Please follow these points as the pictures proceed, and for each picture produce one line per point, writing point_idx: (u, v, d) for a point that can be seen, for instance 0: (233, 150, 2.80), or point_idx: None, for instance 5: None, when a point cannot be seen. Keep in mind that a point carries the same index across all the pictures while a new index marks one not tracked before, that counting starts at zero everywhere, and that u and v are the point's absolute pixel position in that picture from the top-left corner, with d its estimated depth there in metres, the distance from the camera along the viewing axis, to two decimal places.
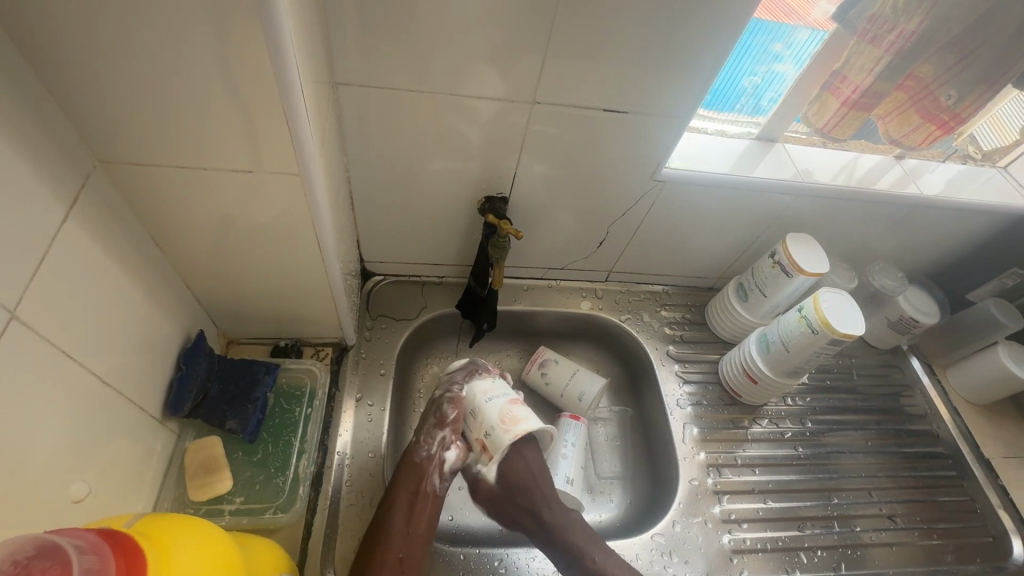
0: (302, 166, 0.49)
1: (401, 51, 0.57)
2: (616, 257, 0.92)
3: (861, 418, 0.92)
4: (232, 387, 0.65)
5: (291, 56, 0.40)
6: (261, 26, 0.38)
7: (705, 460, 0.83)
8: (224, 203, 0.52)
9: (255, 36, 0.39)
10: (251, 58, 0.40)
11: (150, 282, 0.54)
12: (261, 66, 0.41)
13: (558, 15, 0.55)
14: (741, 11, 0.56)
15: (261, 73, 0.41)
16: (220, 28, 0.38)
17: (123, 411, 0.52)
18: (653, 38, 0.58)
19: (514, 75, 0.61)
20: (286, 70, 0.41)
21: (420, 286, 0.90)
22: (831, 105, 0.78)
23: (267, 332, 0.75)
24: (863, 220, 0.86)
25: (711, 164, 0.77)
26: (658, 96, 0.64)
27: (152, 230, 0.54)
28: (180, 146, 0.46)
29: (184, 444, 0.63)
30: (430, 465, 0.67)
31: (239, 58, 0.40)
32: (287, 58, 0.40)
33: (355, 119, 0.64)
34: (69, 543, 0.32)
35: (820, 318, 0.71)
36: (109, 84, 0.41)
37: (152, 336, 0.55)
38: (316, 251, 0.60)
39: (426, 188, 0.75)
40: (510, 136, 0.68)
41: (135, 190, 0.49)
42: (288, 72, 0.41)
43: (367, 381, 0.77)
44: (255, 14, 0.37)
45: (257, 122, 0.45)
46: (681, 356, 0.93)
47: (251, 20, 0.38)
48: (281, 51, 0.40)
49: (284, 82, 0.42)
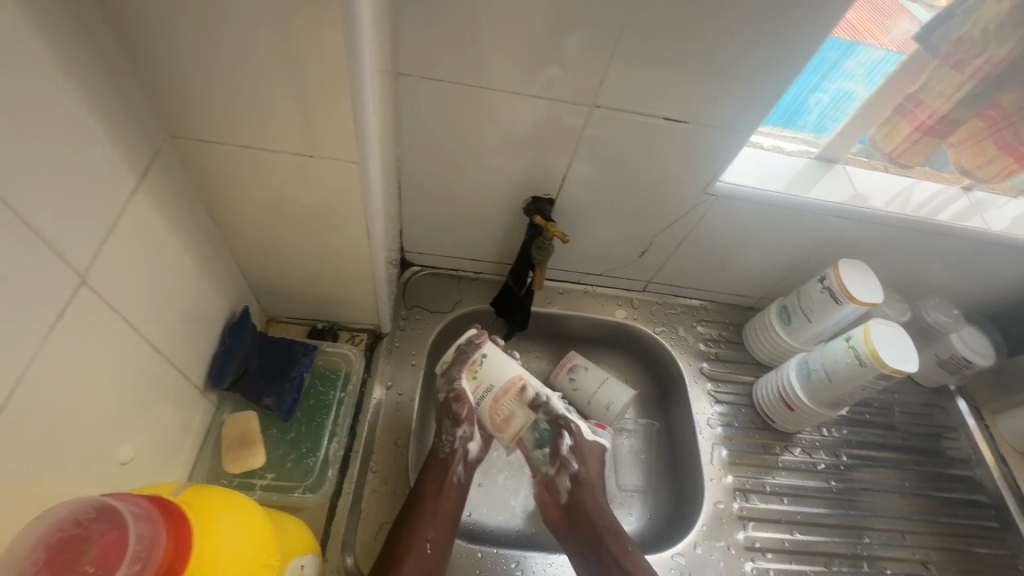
0: (361, 155, 0.50)
1: (467, 45, 0.57)
2: (657, 268, 0.90)
3: (899, 457, 0.89)
4: (271, 364, 0.66)
5: (365, 43, 0.40)
6: (339, 12, 0.38)
7: (732, 484, 0.81)
8: (282, 184, 0.53)
9: (332, 23, 0.39)
10: (325, 42, 0.40)
11: (205, 257, 0.56)
12: (333, 51, 0.41)
13: (631, 18, 0.54)
14: (821, 24, 0.54)
15: (334, 59, 0.41)
16: (300, 12, 0.38)
17: (168, 380, 0.53)
18: (726, 47, 0.56)
19: (578, 77, 0.60)
20: (357, 58, 0.41)
21: (456, 280, 0.90)
22: (902, 129, 0.75)
23: (306, 313, 0.76)
24: (921, 251, 0.82)
25: (767, 181, 0.75)
26: (722, 108, 0.63)
27: (212, 205, 0.55)
28: (249, 124, 0.47)
29: (221, 417, 0.64)
30: (451, 451, 0.69)
31: (315, 43, 0.40)
32: (360, 46, 0.40)
33: (411, 109, 0.64)
34: (126, 509, 0.33)
35: (869, 350, 0.68)
36: (189, 61, 0.41)
37: (202, 309, 0.57)
38: (363, 238, 0.61)
39: (474, 183, 0.75)
40: (564, 138, 0.67)
41: (201, 165, 0.50)
42: (360, 59, 0.41)
43: (398, 369, 0.78)
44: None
45: (324, 107, 0.45)
46: (714, 374, 0.91)
47: (331, 10, 0.38)
48: (355, 37, 0.39)
49: (354, 69, 0.42)
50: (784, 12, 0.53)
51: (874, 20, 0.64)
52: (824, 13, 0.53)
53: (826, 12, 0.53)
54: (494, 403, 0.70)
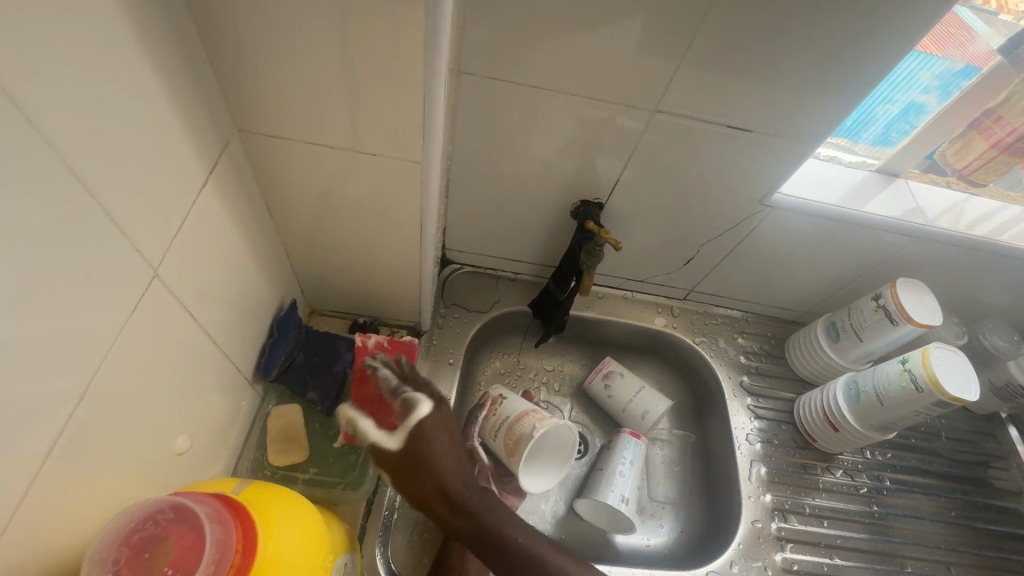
0: (424, 156, 0.49)
1: (532, 45, 0.56)
2: (701, 277, 0.88)
3: (946, 485, 0.85)
4: (317, 356, 0.65)
5: (444, 43, 0.39)
6: (421, 11, 0.37)
7: (770, 503, 0.78)
8: (342, 180, 0.53)
9: (412, 21, 0.38)
10: (403, 40, 0.39)
11: (260, 250, 0.56)
12: (410, 50, 0.40)
13: (705, 22, 0.52)
14: (907, 35, 0.51)
15: (409, 58, 0.40)
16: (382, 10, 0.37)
17: (223, 371, 0.53)
18: (803, 54, 0.54)
19: (643, 81, 0.58)
20: (433, 58, 0.40)
21: (495, 280, 0.89)
22: (976, 146, 0.71)
23: (348, 307, 0.76)
24: (984, 272, 0.78)
25: (825, 194, 0.73)
26: (789, 118, 0.60)
27: (271, 199, 0.55)
28: (316, 122, 0.46)
29: (265, 407, 0.64)
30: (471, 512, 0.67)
31: (392, 42, 0.39)
32: (438, 46, 0.39)
33: (467, 107, 0.63)
34: (199, 509, 0.35)
35: (928, 375, 0.66)
36: (265, 57, 0.41)
37: (255, 302, 0.57)
38: (415, 237, 0.60)
39: (522, 184, 0.74)
40: (620, 142, 0.66)
41: (265, 160, 0.50)
42: (436, 58, 0.40)
43: (435, 367, 0.80)
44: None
45: (393, 106, 0.44)
46: (754, 389, 0.88)
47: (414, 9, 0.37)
48: (435, 36, 0.39)
49: (428, 69, 0.41)
50: (868, 22, 0.50)
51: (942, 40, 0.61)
52: (912, 23, 0.50)
53: (915, 22, 0.50)
54: (508, 428, 0.72)
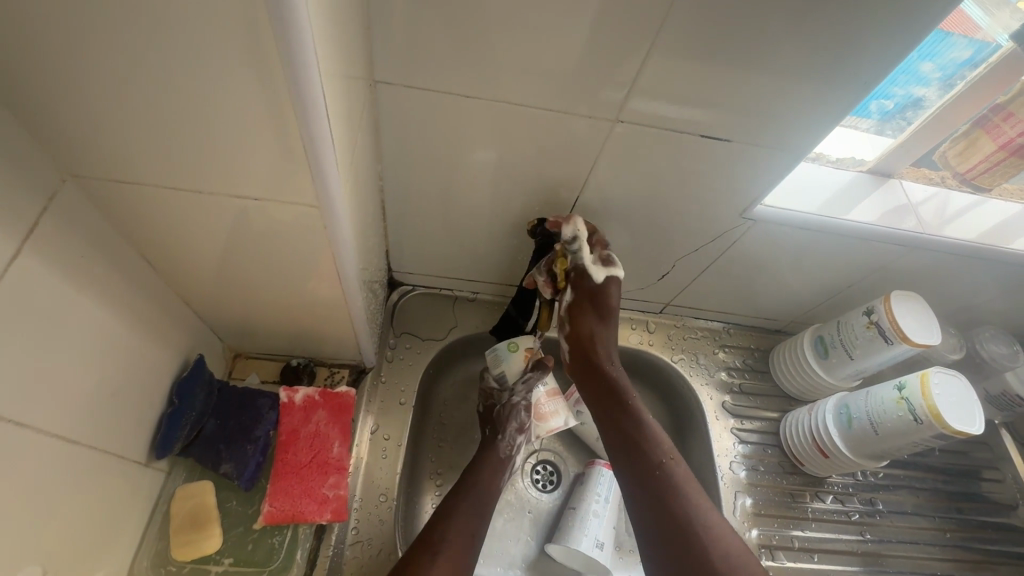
0: (322, 193, 0.40)
1: (454, 45, 0.47)
2: (678, 290, 0.80)
3: (940, 504, 0.80)
4: (232, 423, 0.57)
5: (312, 51, 0.31)
6: (269, 10, 0.28)
7: (757, 539, 0.73)
8: (231, 221, 0.44)
9: (262, 23, 0.29)
10: (256, 48, 0.30)
11: (140, 308, 0.47)
12: (268, 61, 0.31)
13: (652, 10, 0.44)
14: (878, 24, 0.44)
15: (270, 71, 0.31)
16: (220, 10, 0.29)
17: (100, 453, 0.44)
18: (768, 44, 0.46)
19: (588, 82, 0.50)
20: (299, 71, 0.31)
21: (451, 301, 0.80)
22: (982, 147, 0.64)
23: (278, 350, 0.67)
24: (983, 278, 0.72)
25: (811, 203, 0.65)
26: (759, 121, 0.53)
27: (147, 247, 0.46)
28: (178, 156, 0.37)
29: (171, 487, 0.56)
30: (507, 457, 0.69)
31: (243, 50, 0.30)
32: (302, 55, 0.30)
33: (391, 122, 0.54)
34: None
35: (929, 407, 0.60)
36: (86, 79, 0.32)
37: (140, 369, 0.48)
38: (334, 278, 0.51)
39: (468, 202, 0.65)
40: (571, 155, 0.57)
41: (124, 204, 0.41)
42: (303, 71, 0.31)
43: (385, 409, 0.70)
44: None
45: (267, 132, 0.35)
46: (738, 410, 0.81)
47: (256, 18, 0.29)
48: (294, 43, 0.30)
49: (296, 85, 0.32)
50: (835, 10, 0.44)
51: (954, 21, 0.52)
52: (885, 5, 0.43)
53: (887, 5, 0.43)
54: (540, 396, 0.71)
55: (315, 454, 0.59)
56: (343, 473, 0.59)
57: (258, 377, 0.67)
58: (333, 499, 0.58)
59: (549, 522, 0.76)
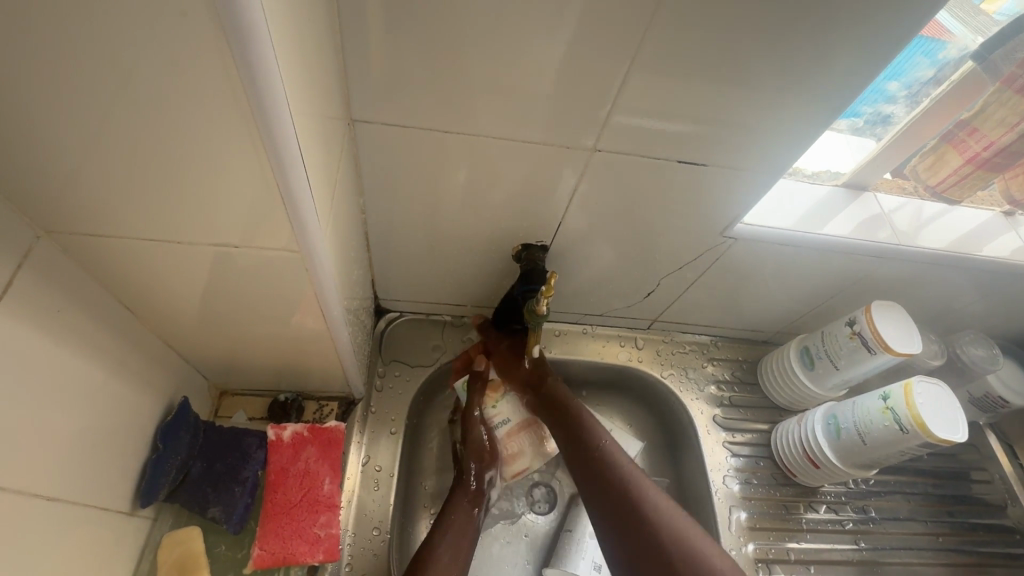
0: (300, 234, 0.40)
1: (431, 75, 0.48)
2: (665, 306, 0.80)
3: (930, 508, 0.81)
4: (218, 464, 0.56)
5: (280, 94, 0.31)
6: (234, 58, 0.28)
7: (754, 554, 0.73)
8: (210, 264, 0.43)
9: (228, 74, 0.29)
10: (225, 95, 0.30)
11: (120, 355, 0.46)
12: (235, 107, 0.31)
13: (619, 42, 0.45)
14: (835, 49, 0.46)
15: (238, 117, 0.31)
16: (188, 60, 0.28)
17: (77, 504, 0.43)
18: (737, 63, 0.47)
19: (564, 105, 0.50)
20: (267, 112, 0.31)
21: (439, 327, 0.80)
22: (950, 160, 0.66)
23: (265, 385, 0.66)
24: (959, 284, 0.73)
25: (789, 218, 0.66)
26: (729, 142, 0.54)
27: (124, 292, 0.45)
28: (152, 205, 0.37)
29: (156, 536, 0.54)
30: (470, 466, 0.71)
31: (211, 97, 0.30)
32: (271, 98, 0.30)
33: (370, 157, 0.55)
34: None
35: (913, 416, 0.61)
36: (54, 135, 0.32)
37: (121, 414, 0.47)
38: (318, 314, 0.51)
39: (452, 230, 0.65)
40: (549, 181, 0.59)
41: (100, 255, 0.41)
42: (273, 112, 0.31)
43: (375, 440, 0.70)
44: (225, 43, 0.28)
45: (240, 175, 0.35)
46: (729, 423, 0.82)
47: (226, 76, 0.29)
48: (262, 86, 0.30)
49: (265, 127, 0.32)
50: (792, 39, 0.46)
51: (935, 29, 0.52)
52: (839, 33, 0.45)
53: (841, 33, 0.45)
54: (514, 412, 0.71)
55: (306, 492, 0.58)
56: (334, 511, 0.58)
57: (245, 415, 0.66)
58: (326, 538, 0.57)
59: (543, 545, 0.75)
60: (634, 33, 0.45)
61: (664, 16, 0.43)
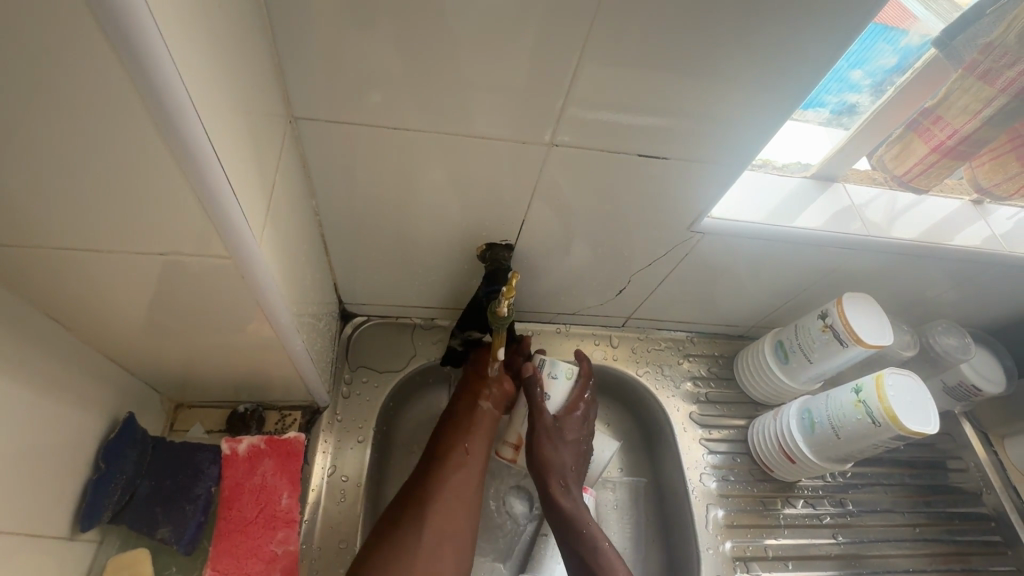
0: (232, 242, 0.38)
1: (375, 70, 0.45)
2: (637, 304, 0.79)
3: (908, 499, 0.81)
4: (168, 482, 0.54)
5: (180, 88, 0.28)
6: (122, 55, 0.26)
7: (731, 552, 0.72)
8: (144, 277, 0.41)
9: (118, 73, 0.26)
10: (121, 97, 0.27)
11: (48, 375, 0.44)
12: (133, 110, 0.28)
13: (568, 33, 0.44)
14: (789, 38, 0.45)
15: (138, 119, 0.29)
16: (72, 61, 0.26)
17: (3, 536, 0.40)
18: (692, 53, 0.46)
19: (517, 100, 0.49)
20: (168, 109, 0.28)
21: (408, 330, 0.78)
22: (916, 149, 0.65)
23: (222, 398, 0.64)
24: (930, 274, 0.73)
25: (757, 212, 0.65)
26: (688, 136, 0.53)
27: (51, 308, 0.42)
28: (65, 216, 0.34)
29: (102, 559, 0.52)
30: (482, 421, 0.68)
31: (106, 101, 0.28)
32: (171, 95, 0.28)
33: (319, 157, 0.53)
34: None
35: (885, 409, 0.60)
36: None
37: (52, 438, 0.44)
38: (266, 323, 0.49)
39: (413, 232, 0.63)
40: (508, 179, 0.57)
41: (16, 269, 0.38)
42: (175, 111, 0.28)
43: (342, 448, 0.68)
44: (111, 39, 0.25)
45: (155, 182, 0.33)
46: (706, 420, 0.81)
47: (115, 74, 0.26)
48: (157, 80, 0.27)
49: (169, 127, 0.29)
50: (745, 27, 0.44)
51: (894, 18, 0.51)
52: (793, 22, 0.44)
53: (795, 22, 0.44)
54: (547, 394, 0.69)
55: (262, 509, 0.56)
56: (292, 527, 0.56)
57: (202, 428, 0.63)
58: (282, 556, 0.55)
59: (489, 531, 0.73)
60: (581, 24, 0.43)
61: (612, 4, 0.42)
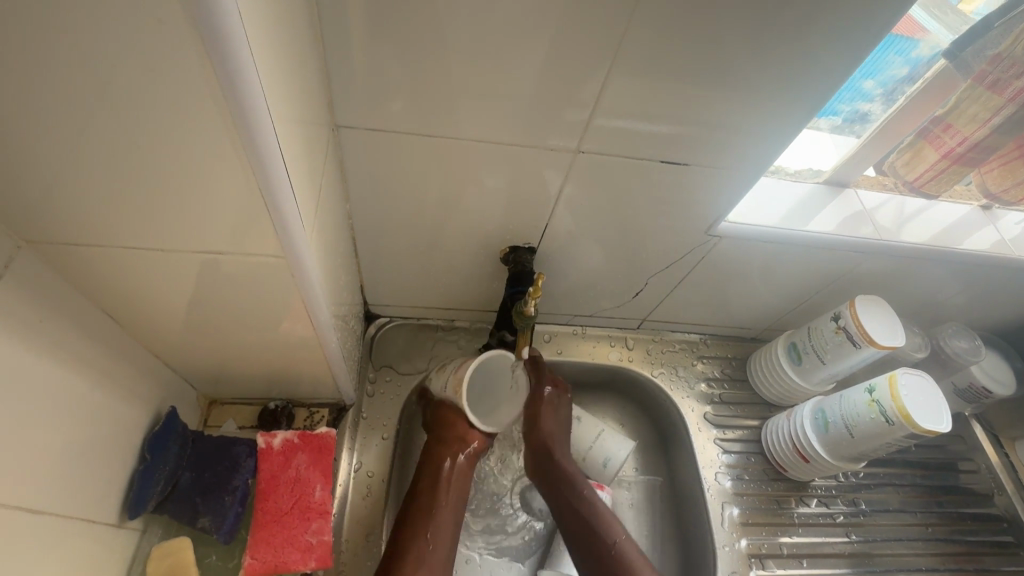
0: (284, 240, 0.40)
1: (414, 79, 0.48)
2: (653, 306, 0.81)
3: (920, 499, 0.82)
4: (208, 474, 0.56)
5: (263, 110, 0.31)
6: (211, 66, 0.28)
7: (746, 549, 0.74)
8: (198, 273, 0.43)
9: (204, 82, 0.29)
10: (201, 103, 0.30)
11: (102, 367, 0.46)
12: (213, 115, 0.31)
13: (598, 44, 0.46)
14: (809, 49, 0.47)
15: (214, 122, 0.31)
16: (164, 68, 0.28)
17: (61, 518, 0.42)
18: (715, 63, 0.48)
19: (547, 106, 0.51)
20: (243, 114, 0.31)
21: (429, 331, 0.80)
22: (927, 157, 0.67)
23: (254, 394, 0.66)
24: (941, 277, 0.74)
25: (771, 216, 0.67)
26: (709, 142, 0.55)
27: (108, 302, 0.45)
28: (133, 214, 0.37)
29: (146, 546, 0.54)
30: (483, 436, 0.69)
31: (189, 107, 0.30)
32: (250, 103, 0.30)
33: (354, 162, 0.56)
34: None
35: (898, 407, 0.62)
36: (29, 147, 0.31)
37: (103, 428, 0.47)
38: (305, 320, 0.51)
39: (439, 235, 0.65)
40: (534, 184, 0.59)
41: (81, 265, 0.41)
42: (252, 118, 0.31)
43: (367, 444, 0.70)
44: (204, 52, 0.28)
45: (221, 184, 0.35)
46: (720, 420, 0.82)
47: (201, 82, 0.29)
48: (244, 98, 0.30)
49: (243, 132, 0.32)
50: (767, 39, 0.46)
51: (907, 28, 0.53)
52: (812, 33, 0.46)
53: (813, 33, 0.46)
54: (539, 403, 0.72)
55: (297, 500, 0.58)
56: (326, 517, 0.58)
57: (235, 423, 0.66)
58: (317, 545, 0.57)
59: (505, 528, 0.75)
60: (611, 36, 0.45)
61: (641, 16, 0.44)
